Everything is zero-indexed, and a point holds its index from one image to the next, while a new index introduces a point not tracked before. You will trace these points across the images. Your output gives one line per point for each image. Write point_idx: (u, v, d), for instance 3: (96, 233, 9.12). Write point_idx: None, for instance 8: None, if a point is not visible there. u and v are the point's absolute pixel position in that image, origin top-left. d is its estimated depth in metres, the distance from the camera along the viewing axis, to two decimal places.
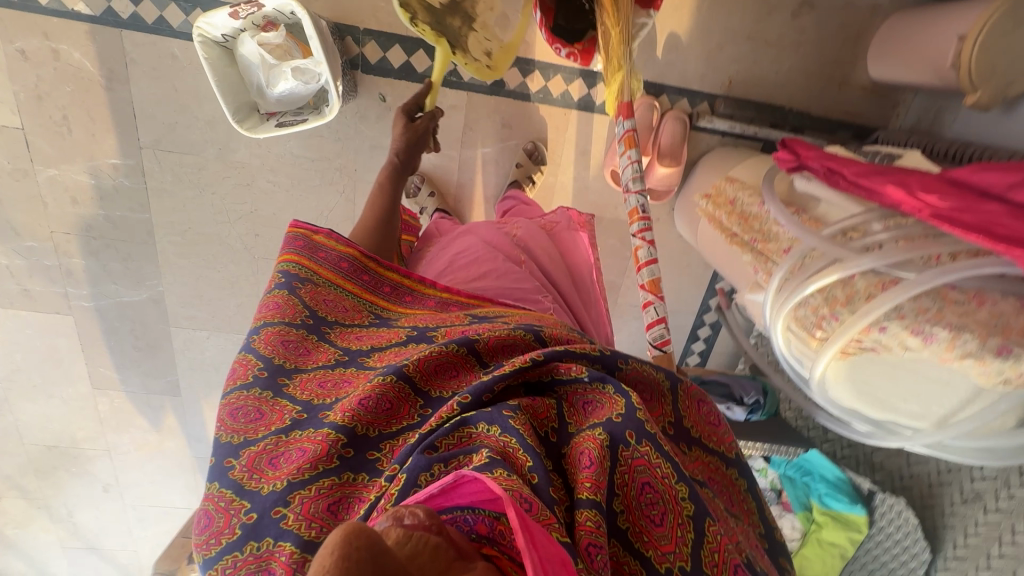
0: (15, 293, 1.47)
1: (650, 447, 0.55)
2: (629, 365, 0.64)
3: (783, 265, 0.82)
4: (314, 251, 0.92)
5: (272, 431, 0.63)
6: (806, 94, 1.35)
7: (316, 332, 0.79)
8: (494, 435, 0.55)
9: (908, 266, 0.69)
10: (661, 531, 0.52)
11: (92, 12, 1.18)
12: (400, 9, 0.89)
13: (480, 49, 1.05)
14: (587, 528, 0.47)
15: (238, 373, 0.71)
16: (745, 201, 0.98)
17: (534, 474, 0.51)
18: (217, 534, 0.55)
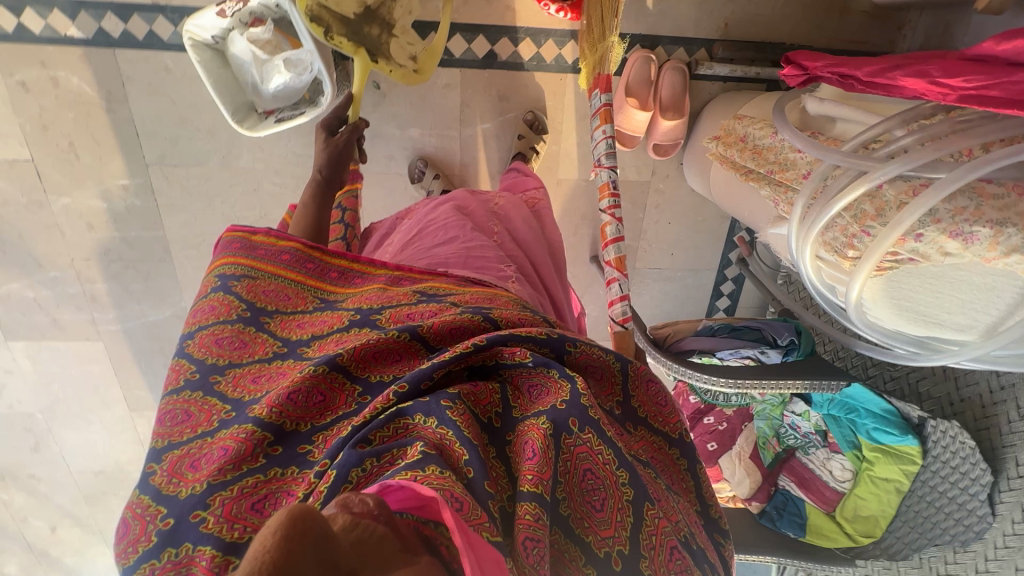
0: (45, 324, 1.50)
1: (592, 434, 0.57)
2: (578, 348, 0.65)
3: (806, 191, 0.81)
4: (251, 249, 0.84)
5: (197, 434, 0.61)
6: (806, 26, 1.31)
7: (254, 324, 0.74)
8: (431, 427, 0.55)
9: (938, 166, 0.66)
10: (601, 517, 0.55)
11: (84, 35, 1.18)
12: (312, 23, 0.94)
13: (403, 54, 1.10)
14: (525, 521, 0.49)
15: (170, 378, 0.68)
16: (757, 134, 0.96)
17: (469, 468, 0.52)
18: (133, 542, 0.52)
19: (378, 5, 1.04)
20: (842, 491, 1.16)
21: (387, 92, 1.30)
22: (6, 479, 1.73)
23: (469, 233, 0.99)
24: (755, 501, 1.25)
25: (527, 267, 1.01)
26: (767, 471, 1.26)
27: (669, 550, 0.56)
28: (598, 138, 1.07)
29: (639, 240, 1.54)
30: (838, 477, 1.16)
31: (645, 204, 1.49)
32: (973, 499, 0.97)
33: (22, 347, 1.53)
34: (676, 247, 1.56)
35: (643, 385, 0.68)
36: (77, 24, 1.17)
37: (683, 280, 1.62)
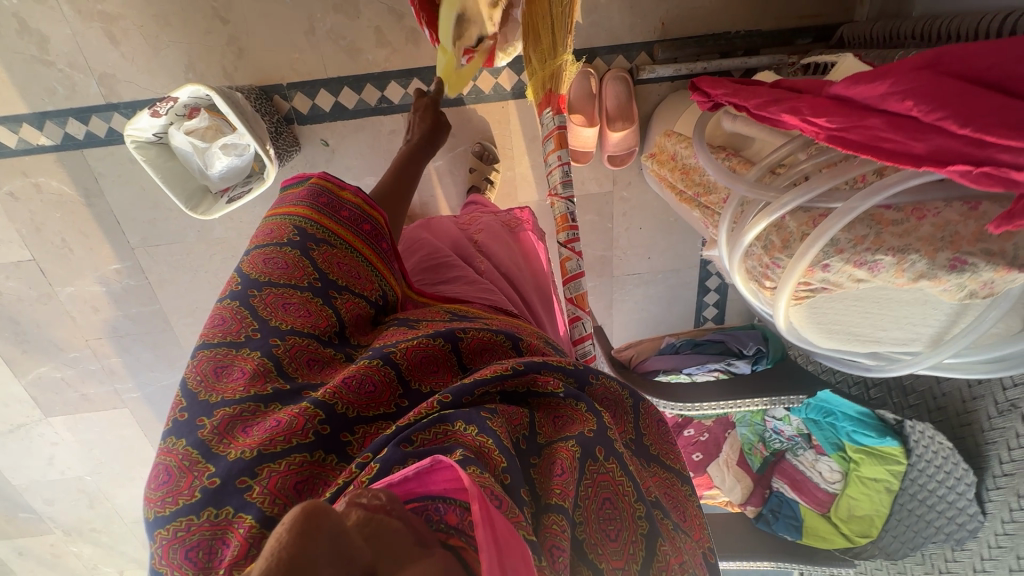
0: (76, 399, 1.65)
1: (615, 464, 0.57)
2: (597, 380, 0.67)
3: (726, 215, 0.78)
4: (337, 209, 0.76)
5: (251, 395, 0.54)
6: (750, 11, 1.25)
7: (320, 292, 0.67)
8: (471, 434, 0.52)
9: (836, 195, 0.63)
10: (613, 546, 0.54)
11: (54, 142, 1.27)
12: None
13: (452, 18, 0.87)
14: (553, 530, 0.49)
15: (227, 325, 0.61)
16: (683, 153, 0.93)
17: (507, 475, 0.50)
18: (175, 493, 0.48)
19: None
20: (833, 492, 1.14)
21: (337, 147, 1.32)
22: (72, 534, 1.92)
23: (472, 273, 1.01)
24: (750, 505, 1.24)
25: (522, 304, 1.01)
26: (757, 477, 1.25)
27: None
28: (553, 166, 1.03)
29: (613, 249, 1.53)
30: (828, 479, 1.15)
31: (611, 214, 1.47)
32: (962, 498, 0.90)
33: (61, 420, 1.68)
34: (652, 250, 1.53)
35: (652, 425, 0.71)
36: (45, 132, 1.26)
37: (665, 282, 1.59)
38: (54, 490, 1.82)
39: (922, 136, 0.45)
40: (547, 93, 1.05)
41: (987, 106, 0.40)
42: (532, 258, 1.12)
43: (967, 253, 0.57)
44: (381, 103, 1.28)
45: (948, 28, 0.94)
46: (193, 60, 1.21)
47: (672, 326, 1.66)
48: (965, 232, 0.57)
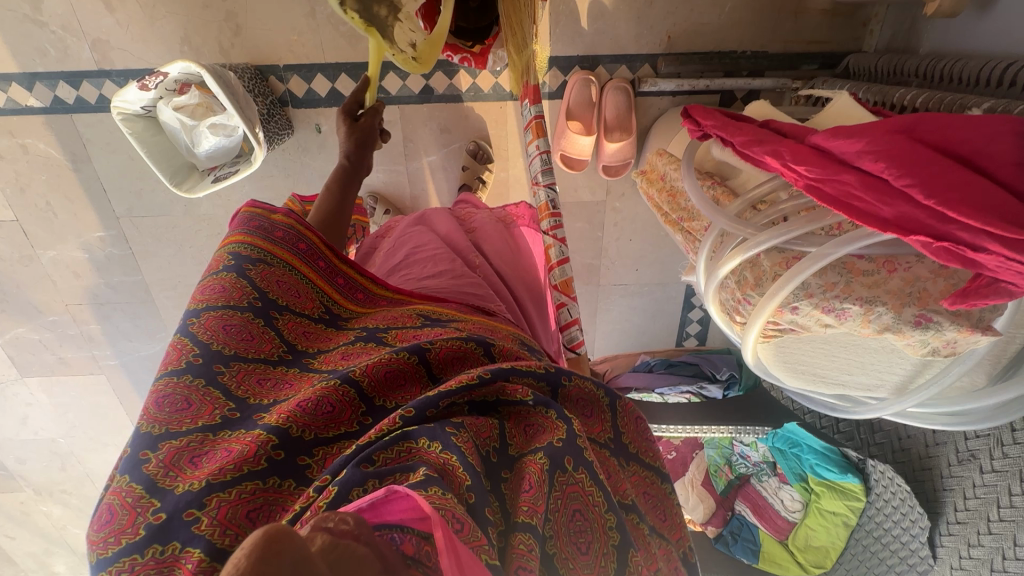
0: (53, 362, 1.64)
1: (586, 474, 0.54)
2: (572, 383, 0.62)
3: (704, 244, 0.78)
4: (268, 230, 0.77)
5: (198, 426, 0.53)
6: (759, 32, 1.23)
7: (262, 314, 0.66)
8: (435, 452, 0.49)
9: (811, 240, 0.62)
10: (585, 559, 0.51)
11: (43, 104, 1.25)
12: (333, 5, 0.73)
13: (405, 38, 0.83)
14: (519, 551, 0.45)
15: (170, 358, 0.59)
16: (671, 175, 0.92)
17: (471, 493, 0.47)
18: (117, 532, 0.45)
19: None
20: (792, 520, 1.15)
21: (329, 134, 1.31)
22: (43, 494, 1.92)
23: (459, 267, 0.95)
24: (710, 526, 1.24)
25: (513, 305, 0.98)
26: (720, 498, 1.25)
27: None
28: (532, 155, 1.00)
29: (603, 258, 1.52)
30: (788, 506, 1.16)
31: (602, 223, 1.46)
32: (915, 540, 0.92)
33: (37, 381, 1.68)
34: (640, 262, 1.53)
35: (632, 420, 0.67)
36: (35, 94, 1.24)
37: (651, 295, 1.59)
38: (26, 450, 1.81)
39: (892, 202, 0.46)
40: (525, 84, 1.02)
41: (950, 183, 0.42)
42: (523, 254, 1.09)
43: (933, 311, 0.57)
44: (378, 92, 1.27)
45: (951, 69, 0.94)
46: (188, 32, 1.19)
47: (655, 339, 1.67)
48: (932, 290, 0.57)
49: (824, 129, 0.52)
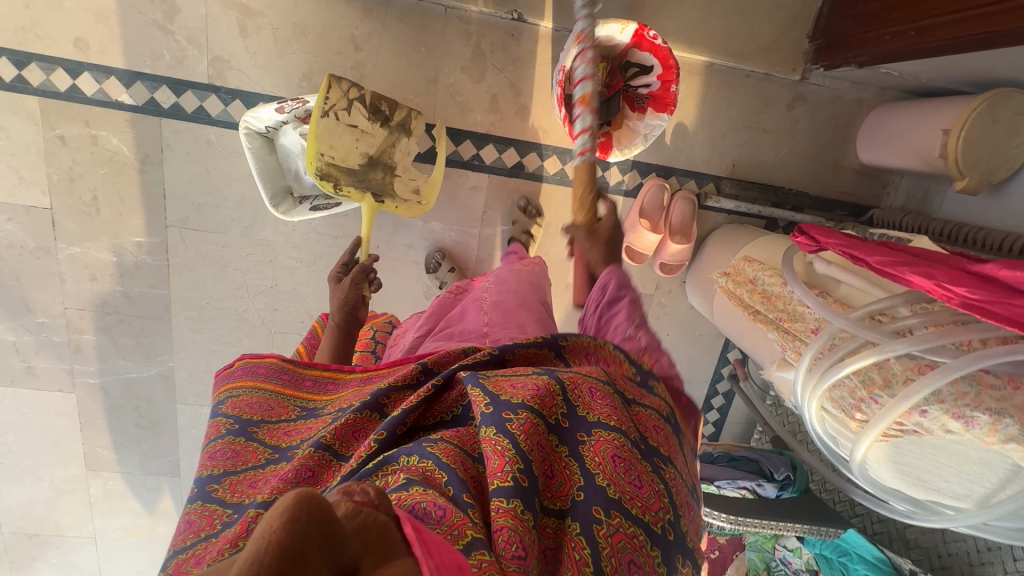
0: (18, 370, 1.43)
1: (528, 411, 0.54)
2: (517, 354, 0.68)
3: (813, 345, 0.86)
4: (233, 376, 0.79)
5: (200, 538, 0.53)
6: (803, 176, 1.45)
7: (240, 433, 0.68)
8: (413, 463, 0.51)
9: (942, 351, 0.71)
10: (555, 479, 0.51)
11: (135, 102, 1.22)
12: (323, 182, 1.07)
13: (406, 188, 1.17)
14: (504, 515, 0.44)
15: (191, 528, 0.56)
16: (767, 281, 1.03)
17: (449, 487, 0.48)
18: None
19: (381, 151, 1.12)
20: None
21: None
22: None
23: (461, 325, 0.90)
24: None
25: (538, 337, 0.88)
26: None
27: (614, 459, 0.53)
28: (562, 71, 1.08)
29: None
30: None
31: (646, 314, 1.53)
32: None
33: None
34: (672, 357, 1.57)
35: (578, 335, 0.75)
36: (130, 91, 1.21)
37: None
38: None
39: None
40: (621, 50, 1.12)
41: None
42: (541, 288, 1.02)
43: None
44: (472, 159, 1.34)
45: (975, 235, 1.17)
46: (311, 70, 1.24)
47: None
48: None
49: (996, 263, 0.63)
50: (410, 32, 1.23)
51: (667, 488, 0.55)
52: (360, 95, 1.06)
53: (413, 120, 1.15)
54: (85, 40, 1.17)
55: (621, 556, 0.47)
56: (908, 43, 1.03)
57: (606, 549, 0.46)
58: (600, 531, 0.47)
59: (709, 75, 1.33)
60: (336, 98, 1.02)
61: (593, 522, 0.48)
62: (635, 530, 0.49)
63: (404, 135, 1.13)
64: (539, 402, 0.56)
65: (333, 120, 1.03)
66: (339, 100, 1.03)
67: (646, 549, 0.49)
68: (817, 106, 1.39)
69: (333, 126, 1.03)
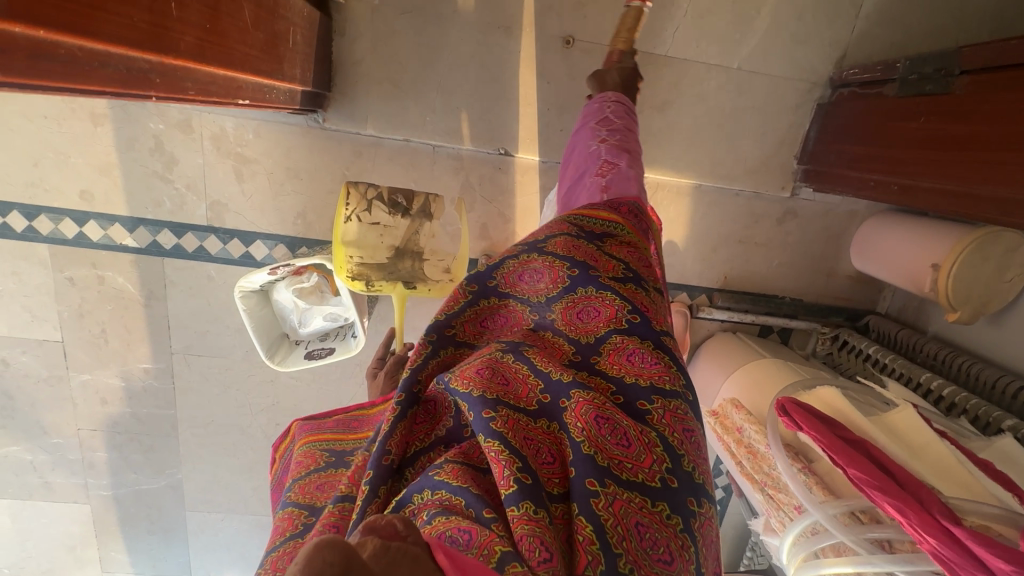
0: (35, 485, 1.48)
1: (504, 409, 0.53)
2: (456, 327, 0.66)
3: (795, 526, 0.87)
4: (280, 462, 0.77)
5: None
6: (797, 284, 1.45)
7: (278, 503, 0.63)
8: (430, 499, 0.48)
9: (918, 572, 0.72)
10: (543, 457, 0.51)
11: (138, 245, 1.27)
12: (353, 281, 1.09)
13: (437, 269, 1.15)
14: (524, 523, 0.44)
15: None
16: (752, 435, 1.04)
17: (471, 509, 0.46)
18: None
19: (407, 241, 1.13)
20: None
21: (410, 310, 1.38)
22: None
23: None
24: None
25: None
26: None
27: (597, 424, 0.53)
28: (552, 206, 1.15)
29: None
30: None
31: None
32: None
33: (7, 503, 1.50)
34: None
35: (511, 278, 0.72)
36: (134, 235, 1.26)
37: None
38: None
39: None
40: None
41: None
42: None
43: None
44: None
45: (969, 366, 1.14)
46: (306, 209, 1.27)
47: None
48: None
49: (964, 526, 0.63)
50: (400, 170, 1.25)
51: (661, 435, 0.55)
52: (378, 194, 1.08)
53: (433, 204, 1.13)
54: (90, 192, 1.22)
55: (628, 521, 0.47)
56: (892, 196, 1.02)
57: (609, 519, 0.47)
58: (598, 504, 0.47)
59: (698, 196, 1.33)
60: (356, 202, 1.06)
61: (591, 497, 0.48)
62: (633, 492, 0.49)
63: (426, 221, 1.12)
64: (510, 396, 0.55)
65: (357, 222, 1.08)
66: (359, 203, 1.07)
67: (650, 509, 0.49)
68: (808, 219, 1.39)
69: (357, 229, 1.08)
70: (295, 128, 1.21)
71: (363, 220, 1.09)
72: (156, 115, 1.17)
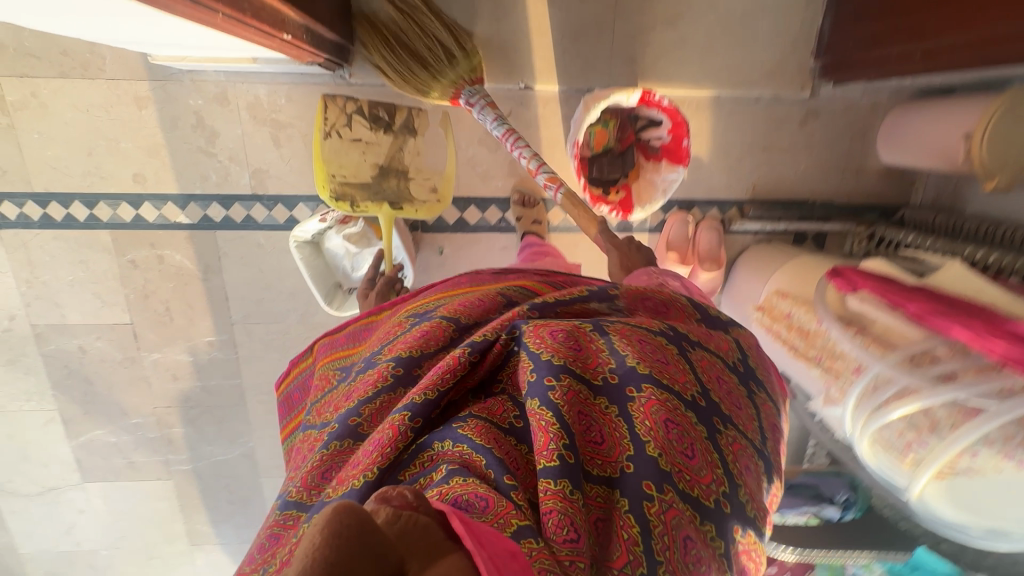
0: (121, 466, 1.58)
1: (569, 379, 0.59)
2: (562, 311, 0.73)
3: (856, 386, 0.88)
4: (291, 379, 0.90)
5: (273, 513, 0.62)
6: (826, 186, 1.46)
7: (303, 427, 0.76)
8: (450, 448, 0.57)
9: (988, 395, 0.74)
10: (604, 445, 0.57)
11: (191, 220, 1.34)
12: (337, 202, 1.15)
13: (421, 184, 1.20)
14: (551, 495, 0.50)
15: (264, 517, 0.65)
16: (802, 317, 1.07)
17: (489, 470, 0.54)
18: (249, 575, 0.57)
19: (390, 157, 1.18)
20: None
21: (450, 255, 1.43)
22: None
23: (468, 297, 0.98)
24: None
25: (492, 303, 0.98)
26: None
27: (664, 423, 0.57)
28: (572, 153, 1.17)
29: None
30: None
31: None
32: None
33: (98, 487, 1.60)
34: None
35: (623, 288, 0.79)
36: (186, 211, 1.34)
37: None
38: (62, 563, 1.68)
39: None
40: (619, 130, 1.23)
41: None
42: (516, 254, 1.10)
43: None
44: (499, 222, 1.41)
45: (1013, 233, 1.14)
46: None
47: None
48: None
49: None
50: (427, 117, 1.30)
51: (721, 458, 0.59)
52: (356, 108, 1.15)
53: (415, 118, 1.19)
54: (142, 174, 1.30)
55: (676, 532, 0.52)
56: (915, 65, 1.03)
57: (656, 522, 0.51)
58: (651, 508, 0.52)
59: (718, 107, 1.35)
60: (335, 116, 1.14)
61: (643, 499, 0.53)
62: (680, 501, 0.54)
63: (407, 134, 1.17)
64: (580, 367, 0.61)
65: (338, 138, 1.14)
66: (338, 117, 1.14)
67: (698, 524, 0.54)
68: (831, 118, 1.39)
69: (338, 145, 1.14)
70: (324, 87, 1.27)
71: (345, 136, 1.15)
72: (194, 91, 1.24)
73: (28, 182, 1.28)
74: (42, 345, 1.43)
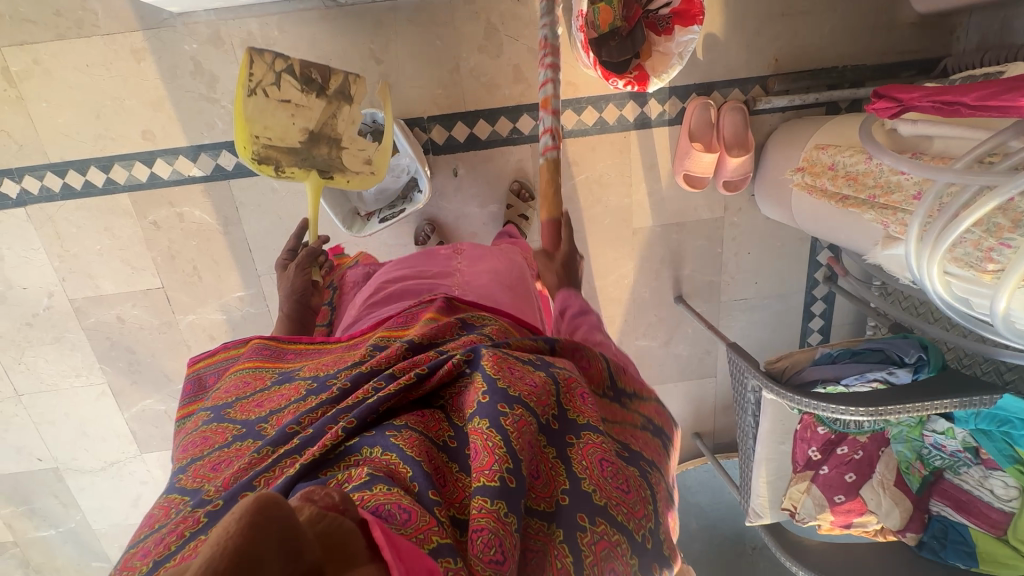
0: (175, 433, 1.62)
1: (522, 409, 0.53)
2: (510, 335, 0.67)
3: (920, 210, 0.80)
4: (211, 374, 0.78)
5: (160, 520, 0.51)
6: (856, 48, 1.35)
7: (214, 419, 0.65)
8: (377, 455, 0.51)
9: None
10: (541, 481, 0.51)
11: (204, 172, 1.34)
12: (260, 166, 1.05)
13: (357, 158, 1.13)
14: (484, 514, 0.44)
15: (151, 520, 0.52)
16: (848, 161, 0.99)
17: (416, 483, 0.47)
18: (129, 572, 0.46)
19: (322, 125, 1.08)
20: (1010, 510, 1.07)
21: (466, 175, 1.39)
22: None
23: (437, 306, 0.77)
24: (909, 531, 1.18)
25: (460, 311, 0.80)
26: (916, 497, 1.18)
27: (602, 466, 0.53)
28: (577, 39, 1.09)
29: (723, 273, 1.53)
30: (1001, 496, 1.07)
31: (721, 239, 1.49)
32: None
33: (156, 457, 1.64)
34: (759, 275, 1.53)
35: None
36: (198, 163, 1.33)
37: (772, 307, 1.57)
38: None
39: None
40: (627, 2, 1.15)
41: None
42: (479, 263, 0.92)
43: None
44: (513, 134, 1.36)
45: None
46: None
47: (778, 351, 1.63)
48: None
49: None
50: (424, 29, 1.26)
51: (652, 499, 0.56)
52: (287, 66, 1.01)
53: (352, 85, 1.08)
54: (151, 130, 1.30)
55: (604, 565, 0.48)
56: None
57: (588, 554, 0.47)
58: (583, 539, 0.48)
59: None
60: (262, 73, 1.00)
61: (577, 530, 0.48)
62: (611, 531, 0.50)
63: (344, 103, 1.07)
64: (534, 400, 0.55)
65: (264, 97, 1.02)
66: (265, 75, 1.01)
67: (625, 560, 0.50)
68: None
69: (264, 105, 1.02)
70: (315, 13, 1.23)
71: (272, 96, 1.02)
72: (188, 35, 1.23)
73: (45, 153, 1.30)
74: (82, 320, 1.46)
